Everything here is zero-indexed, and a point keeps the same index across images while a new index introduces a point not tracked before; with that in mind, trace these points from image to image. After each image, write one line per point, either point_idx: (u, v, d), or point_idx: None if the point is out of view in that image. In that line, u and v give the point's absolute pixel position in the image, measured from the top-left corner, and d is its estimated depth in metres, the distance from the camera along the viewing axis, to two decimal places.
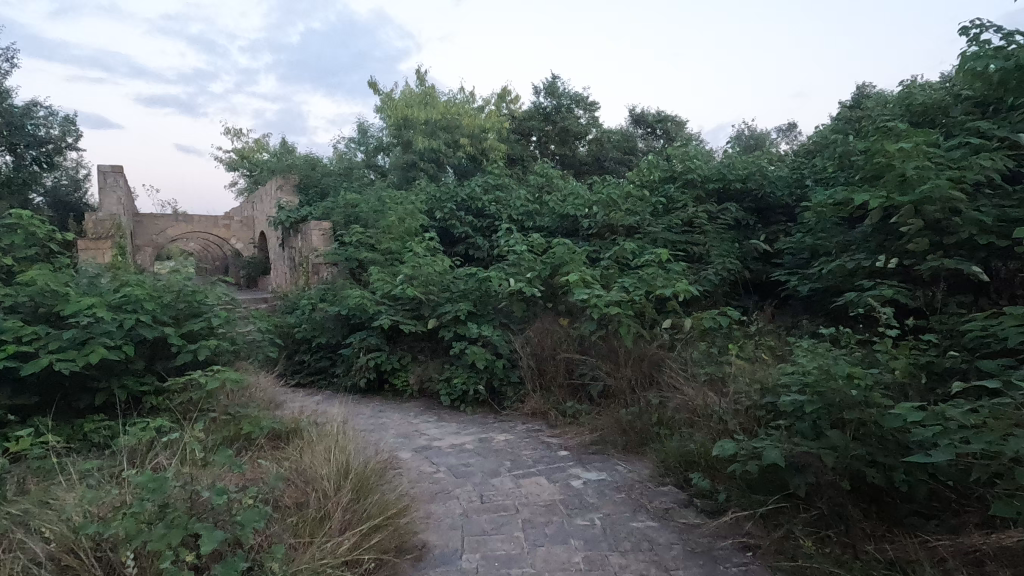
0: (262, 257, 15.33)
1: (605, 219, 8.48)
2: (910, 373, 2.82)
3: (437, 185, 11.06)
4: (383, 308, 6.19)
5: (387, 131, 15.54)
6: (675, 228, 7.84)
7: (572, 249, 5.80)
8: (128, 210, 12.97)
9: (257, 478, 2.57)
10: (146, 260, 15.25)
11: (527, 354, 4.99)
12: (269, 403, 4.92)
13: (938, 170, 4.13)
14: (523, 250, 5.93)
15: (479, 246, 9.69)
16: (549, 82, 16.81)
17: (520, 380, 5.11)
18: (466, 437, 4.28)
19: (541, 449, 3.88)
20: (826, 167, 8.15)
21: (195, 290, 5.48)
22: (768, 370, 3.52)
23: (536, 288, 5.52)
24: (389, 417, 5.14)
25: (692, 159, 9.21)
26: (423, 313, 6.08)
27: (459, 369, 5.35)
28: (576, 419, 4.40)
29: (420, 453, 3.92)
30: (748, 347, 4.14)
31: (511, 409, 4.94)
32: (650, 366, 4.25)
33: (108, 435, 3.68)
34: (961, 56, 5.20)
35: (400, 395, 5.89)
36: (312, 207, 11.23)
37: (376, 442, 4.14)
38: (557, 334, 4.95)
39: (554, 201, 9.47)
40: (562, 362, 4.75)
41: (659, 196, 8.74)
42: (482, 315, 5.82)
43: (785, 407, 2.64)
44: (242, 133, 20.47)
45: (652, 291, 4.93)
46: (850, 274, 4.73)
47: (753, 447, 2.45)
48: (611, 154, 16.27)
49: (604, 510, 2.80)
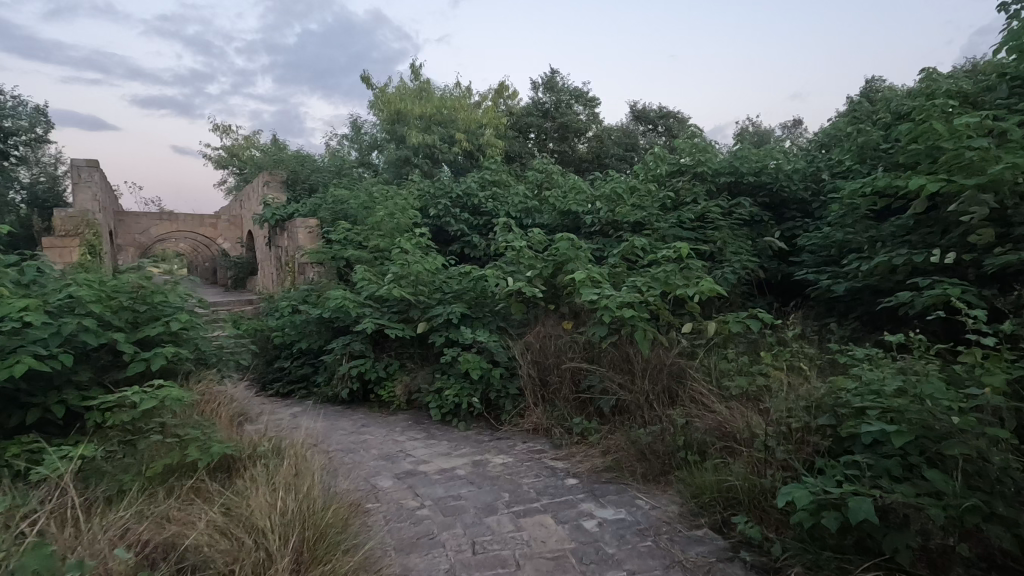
0: (249, 257, 14.75)
1: (609, 216, 7.94)
2: (1010, 390, 2.27)
3: (431, 181, 10.50)
4: (368, 311, 5.62)
5: (380, 127, 15.00)
6: (685, 224, 7.30)
7: (577, 244, 5.23)
8: (107, 207, 12.39)
9: (178, 534, 2.03)
10: (128, 260, 14.67)
11: (527, 362, 4.43)
12: (234, 420, 4.34)
13: (1003, 150, 3.60)
14: (522, 246, 5.35)
15: (476, 244, 9.13)
16: (548, 77, 16.28)
17: (519, 392, 4.54)
18: (458, 459, 3.71)
19: (545, 476, 3.31)
20: (846, 159, 7.62)
21: (155, 290, 4.90)
22: (816, 385, 2.96)
23: (537, 288, 4.95)
24: (373, 433, 4.56)
25: (701, 152, 8.67)
26: (412, 315, 5.51)
27: (450, 379, 4.77)
28: (584, 438, 3.83)
29: (404, 480, 3.35)
30: (785, 355, 3.57)
31: (510, 425, 4.38)
32: (670, 377, 3.68)
33: (30, 463, 3.11)
34: (1012, 28, 4.68)
35: (386, 407, 5.33)
36: (299, 204, 10.66)
37: (353, 468, 3.58)
38: (562, 340, 4.38)
39: (555, 197, 8.94)
40: (567, 373, 4.17)
41: (666, 190, 8.21)
42: (477, 318, 5.26)
43: (861, 438, 2.09)
44: (231, 129, 19.90)
45: (671, 292, 4.36)
46: (896, 271, 4.18)
47: (828, 492, 1.89)
48: (613, 151, 15.75)
49: (628, 565, 2.24)
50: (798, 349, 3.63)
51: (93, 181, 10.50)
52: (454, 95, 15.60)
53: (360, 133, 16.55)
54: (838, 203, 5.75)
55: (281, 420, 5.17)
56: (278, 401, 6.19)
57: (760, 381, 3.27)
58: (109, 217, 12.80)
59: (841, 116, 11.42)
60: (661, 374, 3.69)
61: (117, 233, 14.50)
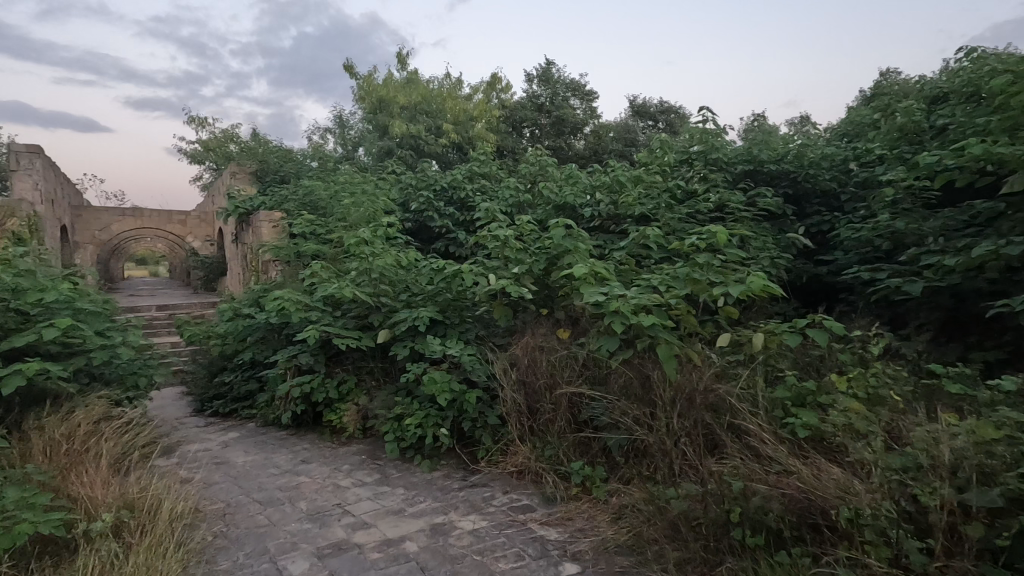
0: (219, 257, 13.64)
1: (611, 208, 6.96)
2: None
3: (413, 172, 9.48)
4: (318, 316, 4.56)
5: (363, 118, 13.95)
6: (699, 216, 6.31)
7: (576, 234, 4.17)
8: (57, 200, 11.23)
9: None
10: (86, 259, 13.46)
11: (512, 383, 3.40)
12: (121, 459, 3.28)
13: None
14: (507, 236, 4.30)
15: (460, 242, 8.11)
16: (543, 69, 15.32)
17: (501, 422, 3.51)
18: (413, 521, 2.70)
19: (530, 559, 2.28)
20: (881, 145, 6.67)
21: (41, 289, 3.87)
22: (942, 429, 1.95)
23: (525, 288, 3.89)
24: (310, 475, 3.52)
25: (714, 139, 7.68)
26: (372, 321, 4.47)
27: (413, 403, 3.73)
28: (588, 491, 2.81)
29: (325, 562, 2.31)
30: (867, 380, 2.56)
31: (489, 466, 3.35)
32: (705, 410, 2.64)
33: None
34: None
35: (337, 436, 4.30)
36: (266, 196, 9.58)
37: (260, 540, 2.54)
38: (555, 355, 3.32)
39: (550, 189, 7.93)
40: (563, 400, 3.13)
41: (676, 179, 7.22)
42: (450, 325, 4.24)
43: None
44: (207, 122, 18.71)
45: (697, 293, 3.35)
46: (993, 268, 3.20)
47: None
48: (611, 147, 14.77)
49: None
50: (880, 370, 2.64)
51: (33, 169, 9.35)
52: (443, 85, 14.59)
53: (343, 126, 15.50)
54: (891, 187, 4.77)
55: (202, 454, 4.11)
56: (215, 424, 5.13)
57: (844, 422, 2.25)
58: (62, 210, 11.67)
59: (860, 107, 10.51)
60: (694, 407, 2.64)
61: (75, 229, 13.33)
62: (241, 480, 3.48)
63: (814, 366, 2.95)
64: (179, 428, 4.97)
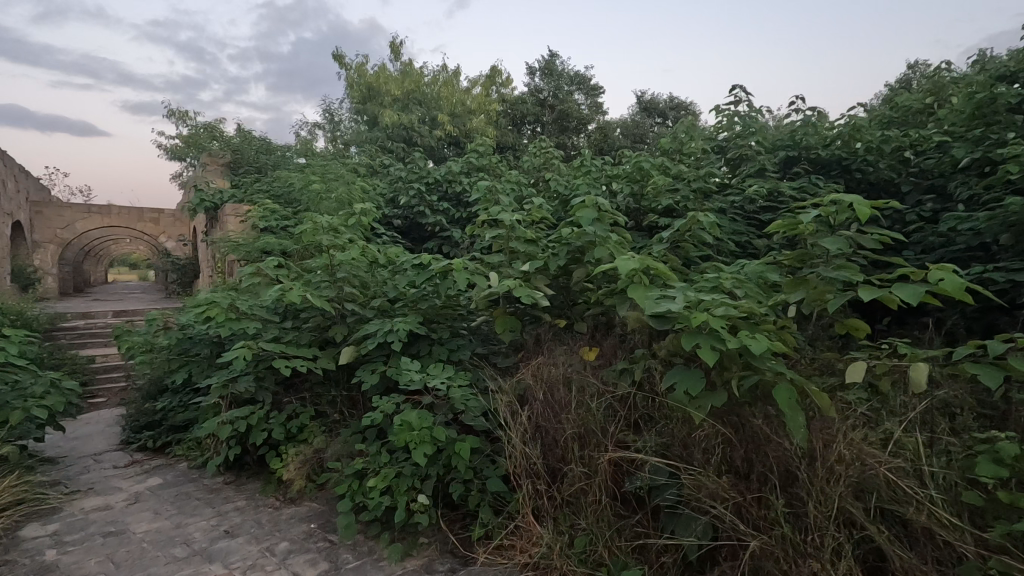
0: (192, 258, 12.46)
1: (633, 200, 5.90)
2: None
3: (402, 163, 8.41)
4: (266, 328, 3.47)
5: (351, 109, 12.89)
6: (740, 207, 5.25)
7: (607, 216, 3.05)
8: (8, 193, 10.04)
9: None
10: (45, 259, 12.23)
11: (522, 431, 2.31)
12: None
13: None
14: (512, 222, 3.21)
15: (455, 241, 7.05)
16: (545, 60, 14.40)
17: (505, 485, 2.42)
18: None
19: None
20: (952, 124, 5.65)
21: None
22: None
23: (540, 291, 2.80)
24: (228, 563, 2.40)
25: (749, 121, 6.62)
26: (335, 335, 3.37)
27: (381, 452, 2.63)
28: None
29: None
30: None
31: (490, 558, 2.25)
32: (852, 496, 1.60)
33: None
34: None
35: (284, 490, 3.19)
36: (236, 188, 8.45)
37: None
38: (587, 390, 2.24)
39: (559, 179, 6.87)
40: (604, 463, 2.03)
41: (707, 167, 6.16)
42: (435, 341, 3.15)
43: None
44: (188, 117, 17.54)
45: (800, 300, 2.27)
46: None
47: None
48: (618, 143, 13.76)
49: None
50: None
51: None
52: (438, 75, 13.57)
53: (333, 121, 14.43)
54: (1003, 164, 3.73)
55: (96, 516, 3.00)
56: (137, 464, 3.99)
57: None
58: (15, 205, 10.47)
59: (896, 94, 9.55)
60: (839, 491, 1.58)
61: (34, 227, 12.12)
62: (125, 569, 2.38)
63: (987, 413, 1.94)
64: (87, 472, 3.84)
